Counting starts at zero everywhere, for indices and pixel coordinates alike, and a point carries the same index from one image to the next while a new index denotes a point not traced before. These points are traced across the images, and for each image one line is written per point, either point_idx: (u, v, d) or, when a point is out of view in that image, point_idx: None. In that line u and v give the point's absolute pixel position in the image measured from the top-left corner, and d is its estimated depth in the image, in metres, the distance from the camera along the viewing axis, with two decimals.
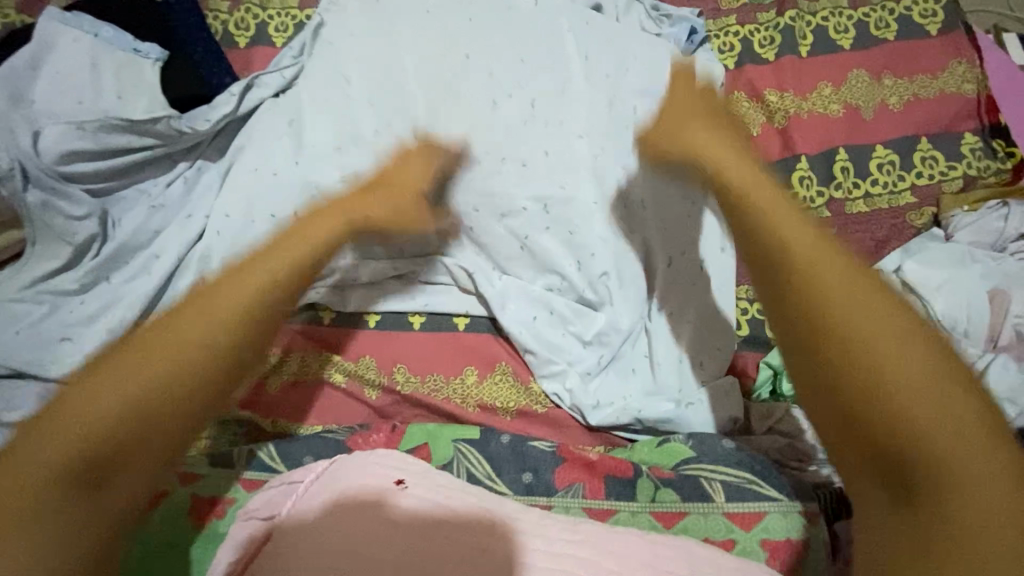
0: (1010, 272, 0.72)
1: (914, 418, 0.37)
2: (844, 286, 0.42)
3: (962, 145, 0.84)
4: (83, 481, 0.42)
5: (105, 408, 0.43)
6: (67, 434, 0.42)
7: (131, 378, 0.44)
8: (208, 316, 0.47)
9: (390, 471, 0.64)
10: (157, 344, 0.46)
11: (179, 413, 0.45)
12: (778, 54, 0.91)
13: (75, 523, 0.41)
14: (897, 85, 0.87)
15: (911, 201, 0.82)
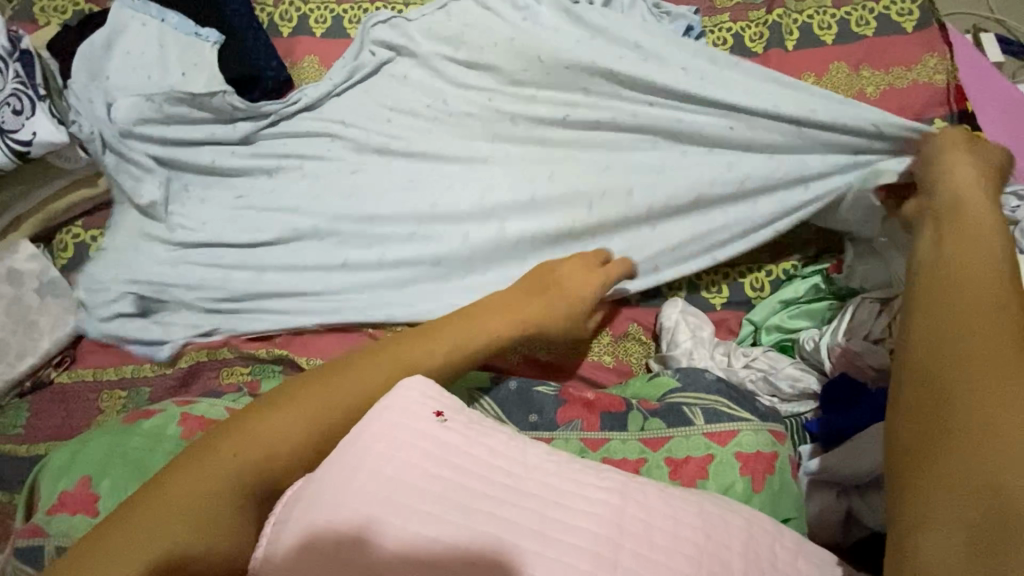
0: None
1: (1006, 427, 0.40)
2: (955, 286, 0.52)
3: (933, 129, 0.92)
4: (250, 486, 0.57)
5: (276, 435, 0.60)
6: (293, 420, 0.61)
7: (314, 408, 0.62)
8: (358, 381, 0.65)
9: (423, 400, 0.63)
10: (338, 369, 0.66)
11: (321, 445, 0.61)
12: (766, 48, 1.00)
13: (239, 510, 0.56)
14: (874, 77, 0.96)
15: None
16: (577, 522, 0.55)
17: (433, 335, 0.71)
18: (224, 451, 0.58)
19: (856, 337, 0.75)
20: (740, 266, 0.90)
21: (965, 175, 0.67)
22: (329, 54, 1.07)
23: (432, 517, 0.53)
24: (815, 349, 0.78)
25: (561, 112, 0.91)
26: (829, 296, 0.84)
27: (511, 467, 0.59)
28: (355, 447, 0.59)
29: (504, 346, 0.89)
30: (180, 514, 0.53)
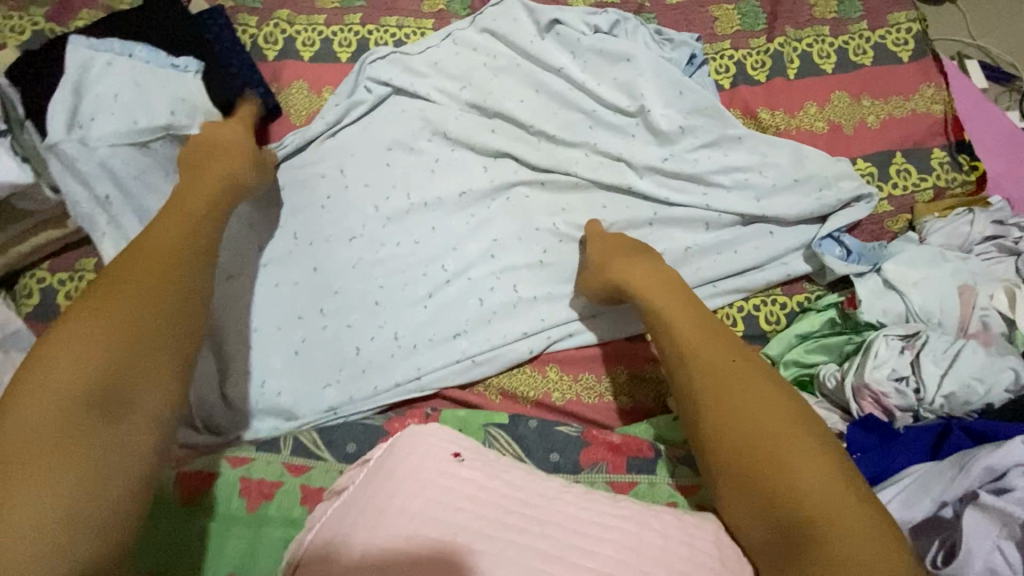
0: (975, 272, 0.81)
1: (806, 495, 0.57)
2: (676, 344, 0.72)
3: (932, 159, 0.94)
4: (90, 417, 0.52)
5: (59, 379, 0.52)
6: (77, 351, 0.54)
7: (113, 315, 0.57)
8: (124, 300, 0.59)
9: (444, 443, 0.65)
10: (82, 309, 0.58)
11: (149, 354, 0.58)
12: (768, 77, 1.00)
13: (99, 446, 0.51)
14: (874, 106, 0.97)
15: (888, 209, 0.91)
16: (590, 559, 0.56)
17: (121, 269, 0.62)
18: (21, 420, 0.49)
19: (883, 373, 0.72)
20: (752, 299, 0.90)
21: (647, 264, 0.82)
22: (319, 79, 1.01)
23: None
24: (838, 387, 0.77)
25: (562, 162, 0.95)
26: (846, 331, 0.83)
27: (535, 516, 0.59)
28: (383, 503, 0.59)
29: (513, 391, 0.87)
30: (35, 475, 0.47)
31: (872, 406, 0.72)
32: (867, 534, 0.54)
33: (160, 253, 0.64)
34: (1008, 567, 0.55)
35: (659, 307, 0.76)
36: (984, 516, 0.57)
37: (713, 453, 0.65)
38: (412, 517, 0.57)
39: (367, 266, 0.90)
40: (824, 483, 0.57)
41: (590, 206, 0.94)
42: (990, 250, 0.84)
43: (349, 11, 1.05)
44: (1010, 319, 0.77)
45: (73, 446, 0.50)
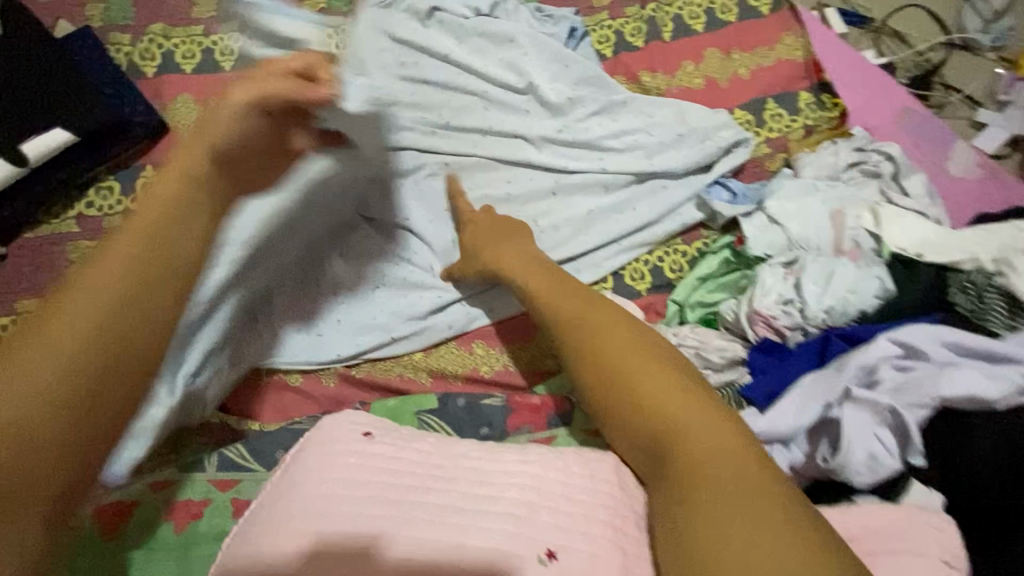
0: (843, 196, 0.89)
1: (689, 448, 0.56)
2: (559, 322, 0.72)
3: (800, 101, 1.02)
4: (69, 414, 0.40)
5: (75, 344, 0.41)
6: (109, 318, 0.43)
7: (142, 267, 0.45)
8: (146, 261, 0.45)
9: (353, 424, 0.68)
10: (112, 254, 0.45)
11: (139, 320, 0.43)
12: (646, 42, 1.06)
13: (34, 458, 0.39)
14: (744, 58, 1.04)
15: (766, 151, 0.99)
16: (495, 505, 0.60)
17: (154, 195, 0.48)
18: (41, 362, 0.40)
19: (770, 299, 0.78)
20: (656, 251, 0.94)
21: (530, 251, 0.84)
22: (204, 91, 0.99)
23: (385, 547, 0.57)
24: (736, 320, 0.82)
25: (461, 145, 0.96)
26: (740, 267, 0.89)
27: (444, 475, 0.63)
28: (306, 488, 0.61)
29: (441, 370, 0.88)
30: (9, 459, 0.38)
31: (765, 330, 0.78)
32: (745, 472, 0.52)
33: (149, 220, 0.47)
34: (885, 450, 0.60)
35: (539, 295, 0.77)
36: (860, 410, 0.62)
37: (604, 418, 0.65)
38: (336, 495, 0.60)
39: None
40: (710, 437, 0.56)
41: (494, 183, 0.96)
42: (855, 175, 0.92)
43: (227, 18, 1.03)
44: (876, 235, 0.84)
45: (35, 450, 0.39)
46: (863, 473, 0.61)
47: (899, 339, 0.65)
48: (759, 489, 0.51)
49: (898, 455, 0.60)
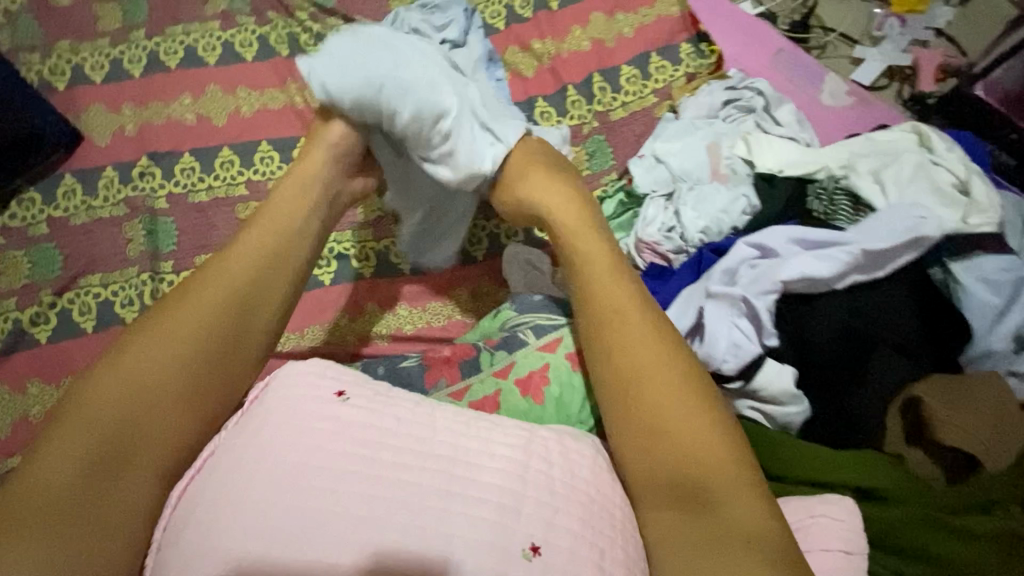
0: (720, 131, 0.97)
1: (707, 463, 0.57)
2: (610, 324, 0.68)
3: (681, 52, 1.09)
4: (108, 460, 0.55)
5: (149, 373, 0.59)
6: (177, 358, 0.60)
7: (215, 326, 0.63)
8: (205, 314, 0.63)
9: (325, 384, 0.63)
10: (191, 291, 0.65)
11: (197, 377, 0.61)
12: (535, 13, 1.13)
13: (106, 489, 0.54)
14: (627, 18, 1.12)
15: (653, 101, 1.06)
16: (483, 474, 0.58)
17: (228, 267, 0.67)
18: (106, 392, 0.57)
19: (653, 229, 0.86)
20: None
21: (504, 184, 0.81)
22: (115, 98, 1.03)
23: (357, 505, 0.54)
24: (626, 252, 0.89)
25: None
26: (632, 206, 0.96)
27: (389, 425, 0.60)
28: (262, 453, 0.57)
29: (367, 331, 0.93)
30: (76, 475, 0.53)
31: (651, 256, 0.85)
32: (740, 482, 0.56)
33: (221, 299, 0.65)
34: (744, 337, 0.67)
35: (595, 286, 0.70)
36: (718, 305, 0.69)
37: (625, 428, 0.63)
38: (300, 456, 0.57)
39: (201, 257, 0.95)
40: (718, 447, 0.59)
41: None
42: (732, 112, 1.00)
43: (133, 29, 1.08)
44: (750, 161, 0.92)
45: (89, 493, 0.53)
46: (729, 360, 0.67)
47: (754, 242, 0.72)
48: (755, 496, 0.55)
49: (756, 338, 0.67)
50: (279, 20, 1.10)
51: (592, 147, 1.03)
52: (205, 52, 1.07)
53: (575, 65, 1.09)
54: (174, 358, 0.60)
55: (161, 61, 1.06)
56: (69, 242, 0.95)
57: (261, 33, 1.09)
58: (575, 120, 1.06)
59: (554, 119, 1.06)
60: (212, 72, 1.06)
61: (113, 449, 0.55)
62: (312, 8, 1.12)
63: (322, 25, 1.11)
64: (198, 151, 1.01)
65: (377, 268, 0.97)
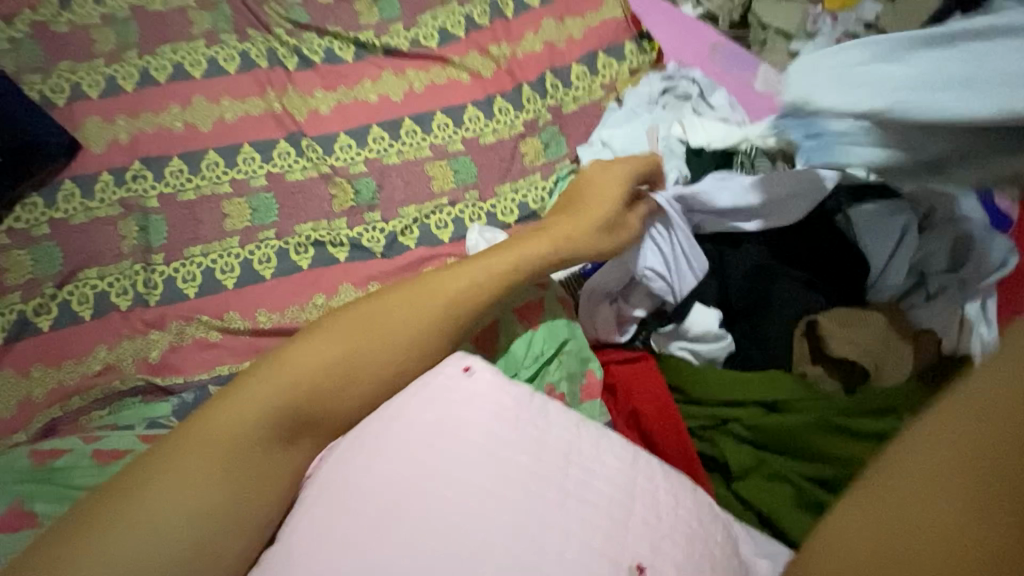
0: (658, 117, 1.07)
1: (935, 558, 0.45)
2: (1014, 404, 0.47)
3: (625, 50, 1.21)
4: (276, 435, 0.71)
5: (267, 393, 0.72)
6: (330, 373, 0.75)
7: (360, 343, 0.77)
8: (371, 345, 0.77)
9: (457, 363, 0.77)
10: (370, 317, 0.80)
11: (331, 395, 0.75)
12: (491, 21, 1.25)
13: (254, 470, 0.69)
14: (575, 23, 1.23)
15: (602, 94, 1.18)
16: (596, 479, 0.69)
17: (386, 303, 0.81)
18: (262, 387, 0.73)
19: None
20: (519, 190, 1.13)
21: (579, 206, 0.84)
22: (109, 111, 1.13)
23: (463, 540, 0.61)
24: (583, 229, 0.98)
25: (348, 127, 1.16)
26: None
27: (497, 428, 0.70)
28: (393, 475, 0.66)
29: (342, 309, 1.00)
30: (222, 454, 0.68)
31: None
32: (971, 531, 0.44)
33: (382, 330, 0.79)
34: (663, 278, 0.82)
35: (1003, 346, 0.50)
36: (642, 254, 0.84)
37: (875, 497, 0.52)
38: (405, 460, 0.67)
39: (190, 249, 1.04)
40: (946, 514, 0.46)
41: (380, 153, 1.15)
42: (671, 99, 1.10)
43: (126, 49, 1.19)
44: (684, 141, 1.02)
45: (250, 454, 0.69)
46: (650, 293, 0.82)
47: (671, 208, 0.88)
48: None
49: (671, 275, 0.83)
50: (259, 37, 1.22)
51: (547, 137, 1.16)
52: (192, 67, 1.18)
53: (529, 66, 1.21)
54: (350, 375, 0.76)
55: (152, 76, 1.17)
56: (68, 239, 1.04)
57: (242, 48, 1.20)
58: (531, 113, 1.17)
59: (513, 114, 1.17)
60: (199, 85, 1.16)
61: (282, 426, 0.72)
62: (289, 25, 1.23)
63: (298, 39, 1.22)
64: (187, 154, 1.11)
65: (351, 252, 1.06)
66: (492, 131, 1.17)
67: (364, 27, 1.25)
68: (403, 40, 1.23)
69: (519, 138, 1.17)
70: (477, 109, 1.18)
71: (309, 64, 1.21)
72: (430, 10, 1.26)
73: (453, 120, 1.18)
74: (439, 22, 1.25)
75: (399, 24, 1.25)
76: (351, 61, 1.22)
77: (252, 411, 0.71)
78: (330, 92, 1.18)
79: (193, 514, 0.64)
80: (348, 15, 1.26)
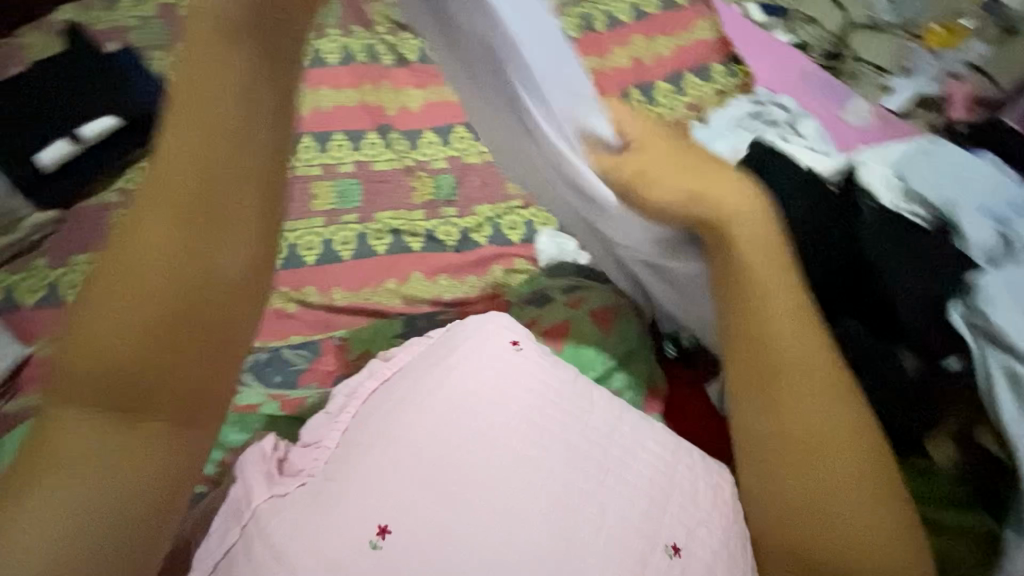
0: (744, 139, 1.06)
1: (841, 469, 0.68)
2: (805, 360, 0.71)
3: (713, 71, 1.20)
4: (123, 416, 0.52)
5: (150, 262, 0.51)
6: (174, 253, 0.51)
7: (179, 190, 0.52)
8: (144, 255, 0.51)
9: (504, 333, 0.79)
10: (131, 229, 0.52)
11: (162, 289, 0.51)
12: (581, 33, 1.27)
13: (110, 453, 0.52)
14: (664, 41, 1.24)
15: (686, 112, 1.17)
16: (630, 473, 0.72)
17: (172, 155, 0.52)
18: (109, 325, 0.51)
19: None
20: None
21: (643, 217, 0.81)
22: None
23: (495, 498, 0.65)
24: None
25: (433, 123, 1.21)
26: None
27: (530, 394, 0.74)
28: (432, 434, 0.69)
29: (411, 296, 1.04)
30: (87, 469, 0.51)
31: None
32: (863, 446, 0.69)
33: (198, 158, 0.52)
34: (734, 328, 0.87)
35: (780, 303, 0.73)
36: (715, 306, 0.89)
37: (786, 446, 0.70)
38: (430, 426, 0.69)
39: (278, 224, 1.10)
40: (843, 474, 0.67)
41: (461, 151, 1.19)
42: (757, 124, 1.09)
43: None
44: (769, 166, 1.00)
45: (107, 453, 0.51)
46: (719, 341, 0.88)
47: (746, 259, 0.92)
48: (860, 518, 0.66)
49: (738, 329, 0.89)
50: (360, 33, 1.29)
51: None
52: None
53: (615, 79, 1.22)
54: (133, 286, 0.51)
55: None
56: None
57: (344, 43, 1.28)
58: None
59: None
60: None
61: (146, 385, 0.51)
62: (389, 24, 1.30)
63: (396, 37, 1.29)
64: None
65: (425, 243, 1.10)
66: None
67: None
68: None
69: None
70: None
71: (403, 62, 1.27)
72: None
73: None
74: None
75: None
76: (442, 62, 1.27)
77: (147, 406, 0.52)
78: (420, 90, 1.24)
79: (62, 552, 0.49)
80: None
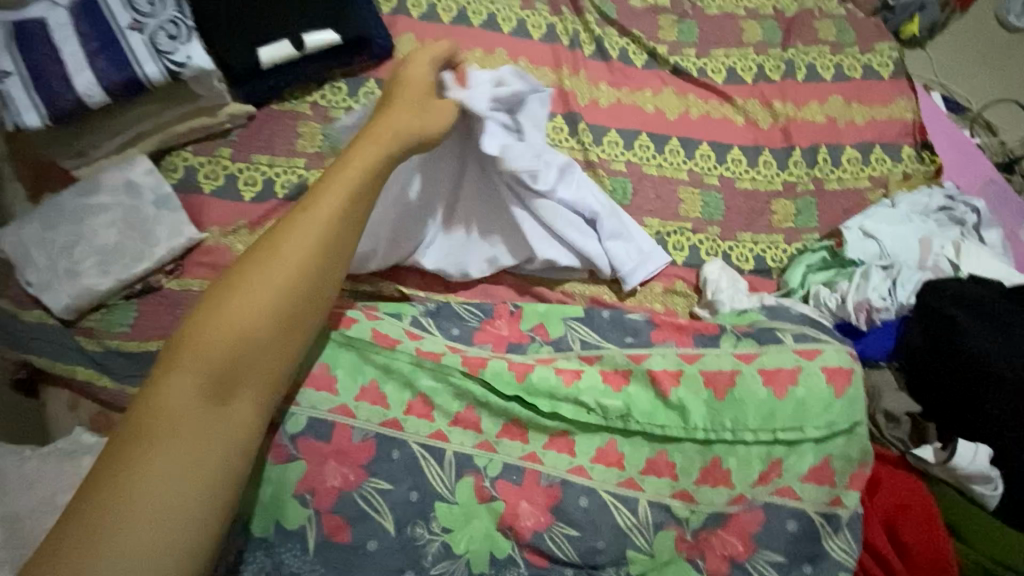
0: (931, 230, 1.07)
1: None
2: None
3: (903, 152, 1.21)
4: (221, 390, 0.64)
5: (213, 341, 0.65)
6: (251, 302, 0.67)
7: (272, 279, 0.68)
8: (280, 264, 0.69)
9: None
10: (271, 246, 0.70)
11: (271, 336, 0.67)
12: (781, 78, 1.27)
13: (214, 422, 0.63)
14: (862, 109, 1.25)
15: (868, 185, 1.19)
16: None
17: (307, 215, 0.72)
18: (198, 343, 0.65)
19: (875, 293, 0.95)
20: (760, 244, 1.14)
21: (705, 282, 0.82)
22: (425, 34, 1.22)
23: None
24: (839, 305, 0.97)
25: (623, 125, 1.21)
26: (835, 265, 1.06)
27: None
28: None
29: (574, 291, 1.05)
30: (163, 432, 0.61)
31: (867, 317, 0.94)
32: None
33: (296, 249, 0.70)
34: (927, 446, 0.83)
35: None
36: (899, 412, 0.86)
37: None
38: None
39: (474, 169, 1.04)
40: None
41: (644, 159, 1.18)
42: (943, 218, 1.10)
43: None
44: (957, 263, 1.01)
45: (179, 420, 0.62)
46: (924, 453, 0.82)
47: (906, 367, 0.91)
48: None
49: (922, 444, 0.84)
50: (569, 17, 1.28)
51: (801, 205, 1.17)
52: (504, 22, 1.25)
53: (806, 133, 1.22)
54: (262, 317, 0.67)
55: (468, 17, 1.25)
56: None
57: (551, 22, 1.27)
58: (793, 177, 1.19)
59: (775, 171, 1.20)
60: (504, 39, 1.24)
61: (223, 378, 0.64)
62: (597, 15, 1.29)
63: (602, 29, 1.28)
64: None
65: None
66: (750, 179, 1.19)
67: (661, 40, 1.30)
68: (693, 65, 1.28)
69: (773, 195, 1.19)
70: (742, 153, 1.21)
71: (603, 56, 1.27)
72: (726, 47, 1.30)
73: (716, 156, 1.20)
74: (731, 61, 1.29)
75: (693, 49, 1.30)
76: (639, 67, 1.27)
77: (171, 390, 0.63)
78: (615, 89, 1.24)
79: (154, 510, 0.58)
80: (650, 26, 1.31)
